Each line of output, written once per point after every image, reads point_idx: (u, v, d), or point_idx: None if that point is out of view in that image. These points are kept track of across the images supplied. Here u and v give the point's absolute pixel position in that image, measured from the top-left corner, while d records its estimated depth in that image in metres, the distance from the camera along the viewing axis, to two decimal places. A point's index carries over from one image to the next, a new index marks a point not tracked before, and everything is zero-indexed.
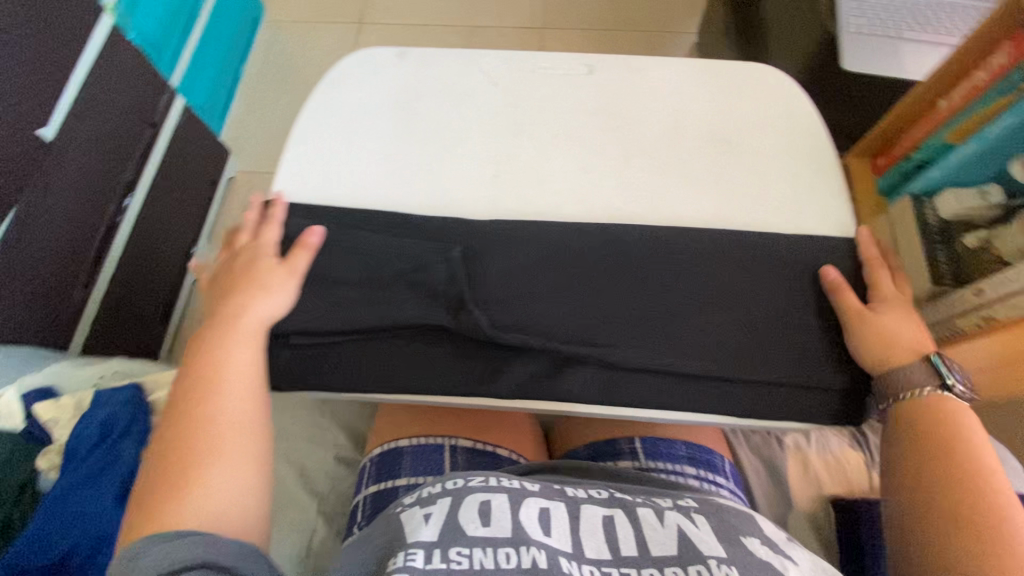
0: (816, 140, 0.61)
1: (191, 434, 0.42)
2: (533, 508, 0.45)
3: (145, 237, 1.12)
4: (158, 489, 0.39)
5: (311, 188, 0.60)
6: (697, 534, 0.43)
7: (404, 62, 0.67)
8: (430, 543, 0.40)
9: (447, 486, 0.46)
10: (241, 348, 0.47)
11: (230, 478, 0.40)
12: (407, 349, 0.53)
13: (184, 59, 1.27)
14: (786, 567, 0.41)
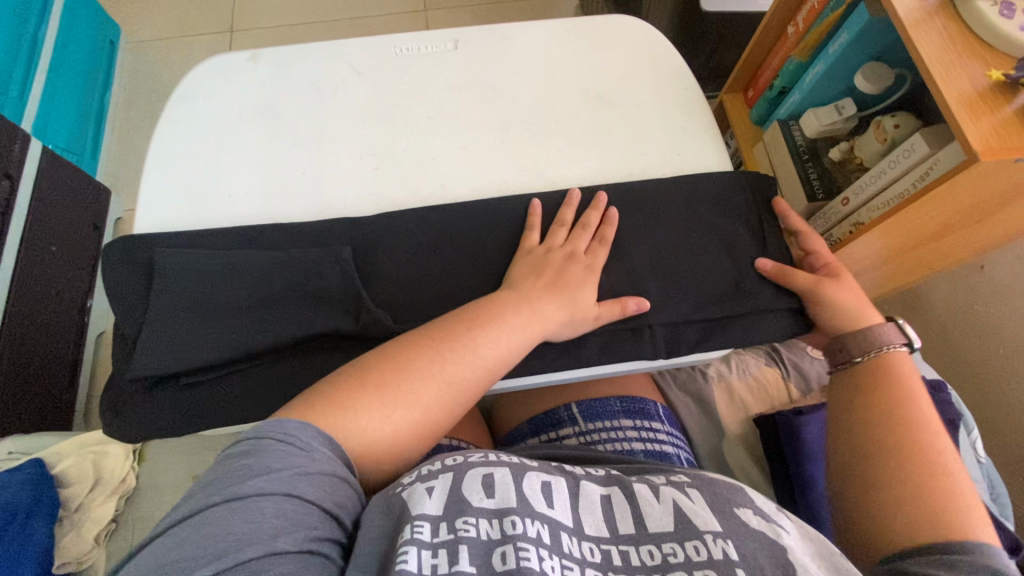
0: (685, 83, 0.63)
1: (387, 373, 0.44)
2: (535, 481, 0.44)
3: (28, 298, 1.02)
4: (324, 407, 0.42)
5: (179, 215, 0.56)
6: (693, 507, 0.43)
7: (258, 66, 0.63)
8: (435, 517, 0.40)
9: (445, 464, 0.45)
10: (516, 332, 0.48)
11: (382, 413, 0.43)
12: (312, 363, 0.51)
13: (33, 98, 1.15)
14: (780, 536, 0.41)
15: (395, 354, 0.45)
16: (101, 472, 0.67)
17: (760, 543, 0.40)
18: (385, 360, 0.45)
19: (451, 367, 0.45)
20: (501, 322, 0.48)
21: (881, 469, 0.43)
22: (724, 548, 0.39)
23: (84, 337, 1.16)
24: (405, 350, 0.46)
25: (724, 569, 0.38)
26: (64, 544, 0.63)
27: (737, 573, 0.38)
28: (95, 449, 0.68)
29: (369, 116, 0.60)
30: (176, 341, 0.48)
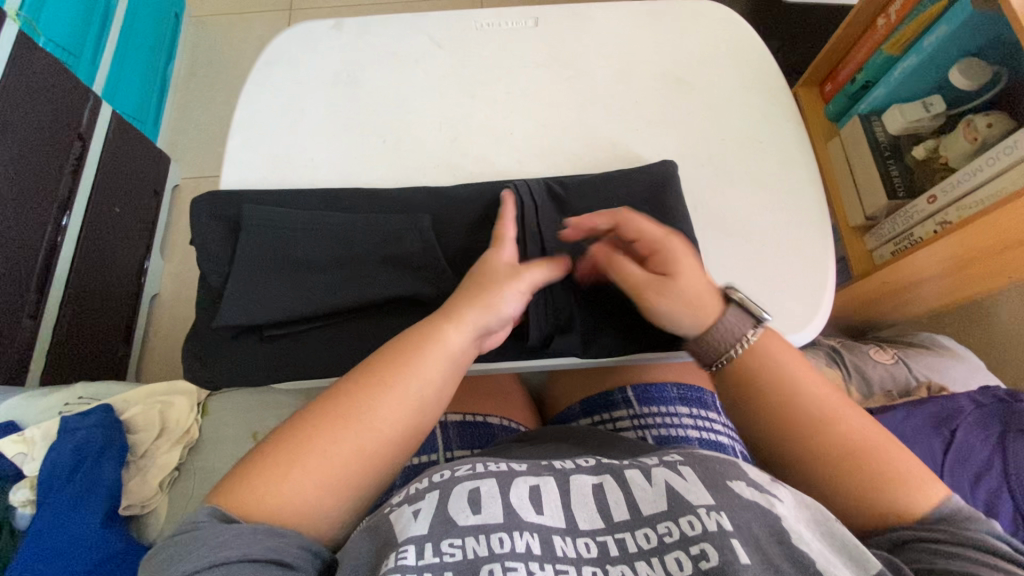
0: (766, 71, 0.61)
1: (302, 448, 0.38)
2: (522, 488, 0.42)
3: (91, 257, 1.06)
4: (262, 468, 0.38)
5: (263, 176, 0.57)
6: (685, 485, 0.40)
7: (342, 35, 0.64)
8: (421, 538, 0.39)
9: (433, 480, 0.43)
10: (441, 356, 0.43)
11: (311, 492, 0.37)
12: (385, 325, 0.52)
13: (106, 65, 1.19)
14: (773, 505, 0.39)
15: (316, 415, 0.40)
16: (166, 421, 0.69)
17: (755, 513, 0.38)
18: (312, 415, 0.40)
19: (374, 422, 0.40)
20: (443, 354, 0.43)
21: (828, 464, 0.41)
22: (719, 520, 0.37)
23: (140, 298, 1.20)
24: (324, 407, 0.40)
25: (721, 543, 0.36)
26: (131, 487, 0.66)
27: (733, 545, 0.36)
28: (161, 399, 0.71)
29: (449, 89, 0.61)
30: (259, 295, 0.50)
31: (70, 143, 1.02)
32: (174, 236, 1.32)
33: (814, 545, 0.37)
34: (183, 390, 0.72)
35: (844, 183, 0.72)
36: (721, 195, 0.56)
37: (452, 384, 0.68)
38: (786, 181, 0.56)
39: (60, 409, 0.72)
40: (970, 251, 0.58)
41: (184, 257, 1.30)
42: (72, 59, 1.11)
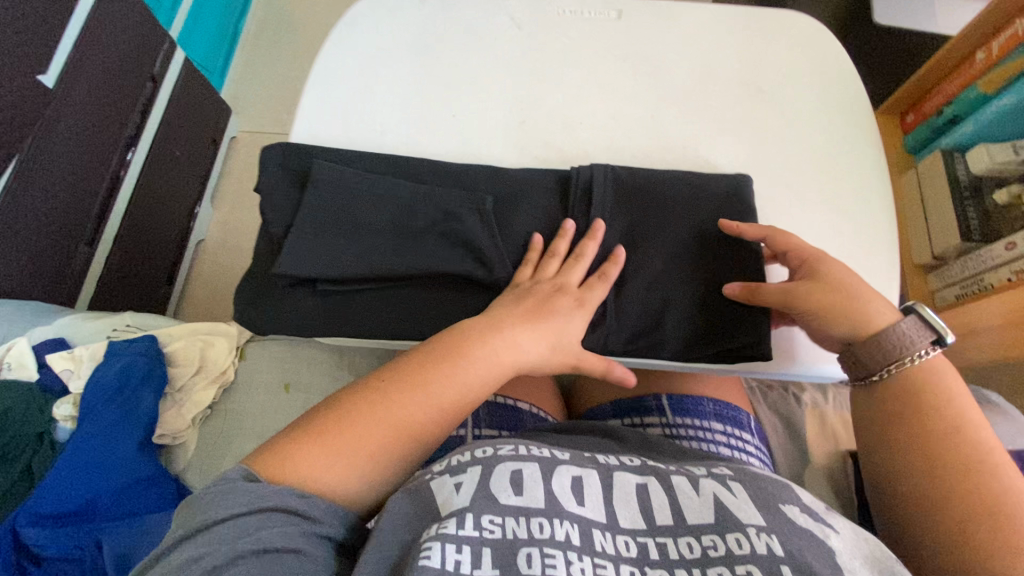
0: (852, 91, 0.59)
1: (333, 433, 0.41)
2: (565, 476, 0.43)
3: (147, 194, 1.09)
4: (310, 439, 0.41)
5: (332, 134, 0.58)
6: (734, 501, 0.41)
7: (422, 5, 0.64)
8: (463, 509, 0.39)
9: (475, 454, 0.44)
10: (486, 354, 0.46)
11: (340, 469, 0.40)
12: (435, 296, 0.53)
13: (185, 10, 1.21)
14: (827, 536, 0.39)
15: (345, 406, 0.43)
16: (205, 359, 0.71)
17: (808, 541, 0.38)
18: (340, 405, 0.43)
19: (397, 415, 0.43)
20: (470, 358, 0.46)
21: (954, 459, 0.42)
22: (768, 543, 0.37)
23: (187, 240, 1.24)
24: (354, 399, 0.43)
25: (769, 566, 0.36)
26: (167, 417, 0.69)
27: (782, 571, 0.36)
28: (204, 337, 0.73)
29: (522, 70, 0.61)
30: (319, 254, 0.51)
31: (143, 83, 1.05)
32: (225, 185, 1.35)
33: None
34: (225, 332, 0.74)
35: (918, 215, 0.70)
36: (788, 213, 0.54)
37: None
38: (857, 208, 0.55)
39: (108, 334, 0.75)
40: None
41: (233, 207, 1.33)
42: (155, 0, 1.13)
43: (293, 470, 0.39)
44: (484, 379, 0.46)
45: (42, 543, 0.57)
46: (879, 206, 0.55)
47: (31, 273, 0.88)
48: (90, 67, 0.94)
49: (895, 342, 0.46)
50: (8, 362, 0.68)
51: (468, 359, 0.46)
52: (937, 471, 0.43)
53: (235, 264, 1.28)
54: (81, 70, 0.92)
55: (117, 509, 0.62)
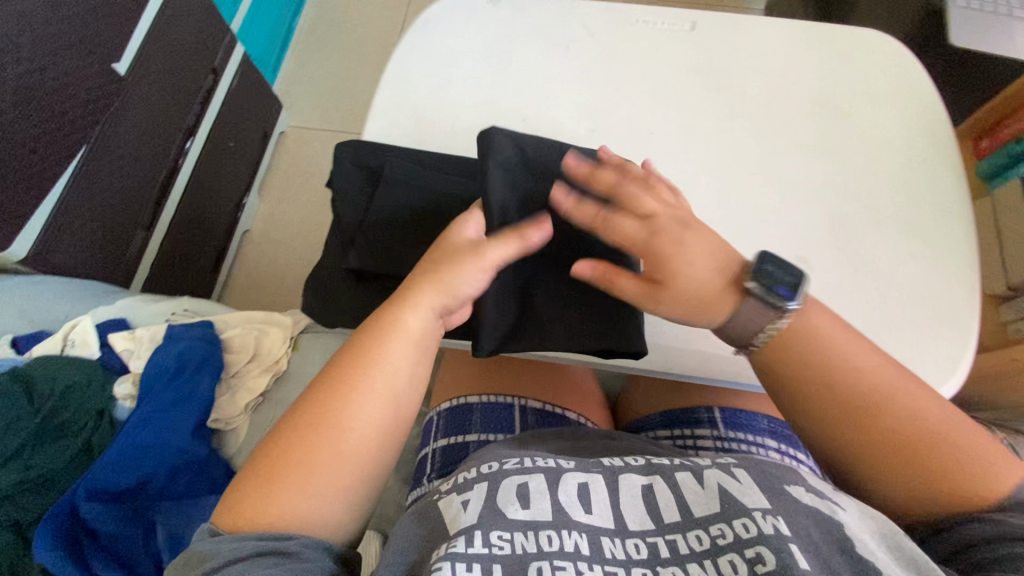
0: (932, 114, 0.58)
1: (284, 464, 0.40)
2: (570, 484, 0.42)
3: (200, 183, 1.12)
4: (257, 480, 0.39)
5: (404, 133, 0.59)
6: (739, 488, 0.40)
7: (496, 10, 0.64)
8: (470, 526, 0.39)
9: (481, 471, 0.44)
10: (409, 338, 0.45)
11: (310, 497, 0.40)
12: None
13: (245, 5, 1.24)
14: (835, 513, 0.39)
15: (288, 429, 0.42)
16: (259, 348, 0.73)
17: (815, 519, 0.38)
18: (282, 429, 0.42)
19: (337, 420, 0.41)
20: (389, 349, 0.44)
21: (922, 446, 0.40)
22: (775, 524, 0.37)
23: (234, 230, 1.27)
24: (293, 421, 0.42)
25: (778, 546, 0.35)
26: (221, 403, 0.70)
27: (790, 548, 0.35)
28: (259, 326, 0.74)
29: (595, 78, 0.61)
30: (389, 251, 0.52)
31: (204, 75, 1.08)
32: (272, 178, 1.38)
33: (882, 558, 0.36)
34: (279, 323, 0.75)
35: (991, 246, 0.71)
36: (863, 235, 0.53)
37: (535, 372, 0.68)
38: (935, 233, 0.53)
39: (167, 317, 0.77)
40: None
41: (279, 200, 1.36)
42: None
43: (256, 515, 0.38)
44: (416, 354, 0.45)
45: (99, 520, 0.58)
46: (957, 233, 0.53)
47: (93, 255, 0.91)
48: (157, 57, 0.97)
49: (748, 320, 0.43)
50: (72, 338, 0.69)
51: (388, 346, 0.44)
52: (908, 465, 0.41)
53: (280, 256, 1.30)
54: (150, 60, 0.95)
55: (169, 489, 0.63)
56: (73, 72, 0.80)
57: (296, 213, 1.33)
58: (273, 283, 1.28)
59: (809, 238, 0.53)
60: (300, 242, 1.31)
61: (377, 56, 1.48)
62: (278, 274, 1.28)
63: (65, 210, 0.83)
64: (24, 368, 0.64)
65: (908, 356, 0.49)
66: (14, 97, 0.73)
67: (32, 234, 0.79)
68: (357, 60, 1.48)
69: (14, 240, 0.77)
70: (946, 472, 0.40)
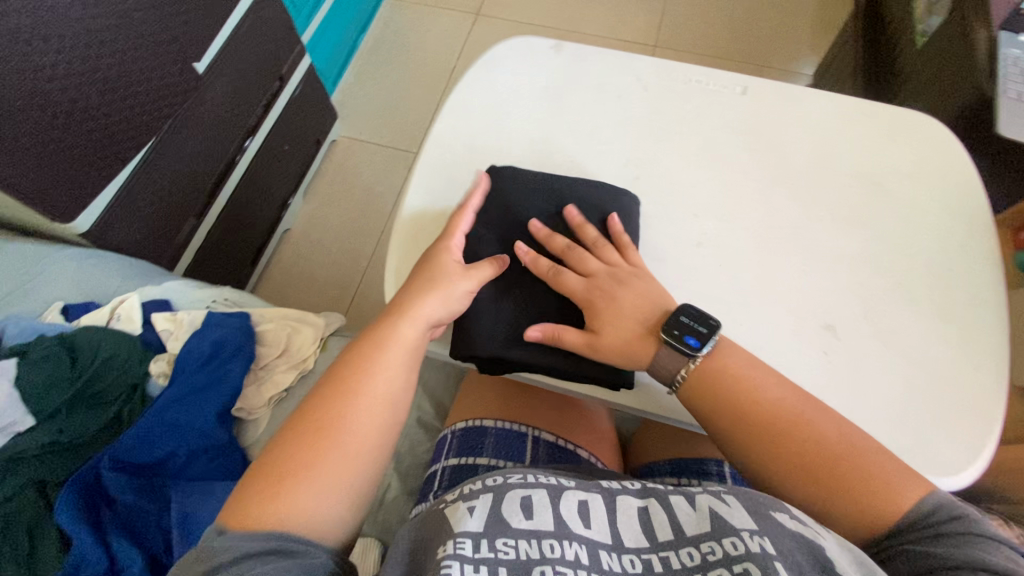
0: (974, 202, 0.59)
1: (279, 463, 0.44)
2: (571, 501, 0.46)
3: (253, 179, 1.18)
4: (292, 464, 0.43)
5: (458, 161, 0.63)
6: (727, 510, 0.43)
7: (557, 56, 0.68)
8: (477, 532, 0.42)
9: (486, 483, 0.47)
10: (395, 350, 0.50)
11: (326, 495, 0.43)
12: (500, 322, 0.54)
13: (317, 22, 1.32)
14: (818, 540, 0.40)
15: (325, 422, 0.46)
16: (289, 345, 0.76)
17: (798, 544, 0.39)
18: (313, 415, 0.46)
19: (348, 418, 0.46)
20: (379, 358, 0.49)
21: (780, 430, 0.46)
22: (762, 544, 0.39)
23: (276, 228, 1.32)
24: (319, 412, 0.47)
25: (765, 565, 0.37)
26: (247, 393, 0.73)
27: (776, 568, 0.37)
28: (292, 324, 0.78)
29: (644, 130, 0.63)
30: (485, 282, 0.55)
31: (271, 81, 1.15)
32: (318, 183, 1.44)
33: None
34: (311, 323, 0.78)
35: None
36: (894, 312, 0.53)
37: (550, 404, 0.69)
38: (968, 317, 0.53)
39: (207, 304, 0.81)
40: None
41: (322, 204, 1.41)
42: (296, 11, 1.23)
43: (285, 493, 0.42)
44: (405, 367, 0.50)
45: (117, 489, 0.60)
46: (989, 319, 0.53)
47: (144, 237, 0.95)
48: (232, 61, 1.03)
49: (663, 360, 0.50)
50: (118, 313, 0.73)
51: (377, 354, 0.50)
52: (764, 445, 0.47)
53: (314, 258, 1.35)
54: (224, 63, 1.02)
55: (188, 468, 0.65)
56: (154, 67, 0.86)
57: (337, 218, 1.39)
58: (305, 283, 1.32)
59: (840, 308, 0.54)
60: (336, 246, 1.36)
61: (433, 80, 1.55)
62: (311, 275, 1.33)
63: (126, 192, 0.89)
64: (71, 333, 0.68)
65: (932, 438, 0.48)
66: (102, 82, 0.79)
67: (96, 211, 0.84)
68: (412, 81, 1.55)
69: (80, 213, 0.82)
70: (800, 455, 0.45)
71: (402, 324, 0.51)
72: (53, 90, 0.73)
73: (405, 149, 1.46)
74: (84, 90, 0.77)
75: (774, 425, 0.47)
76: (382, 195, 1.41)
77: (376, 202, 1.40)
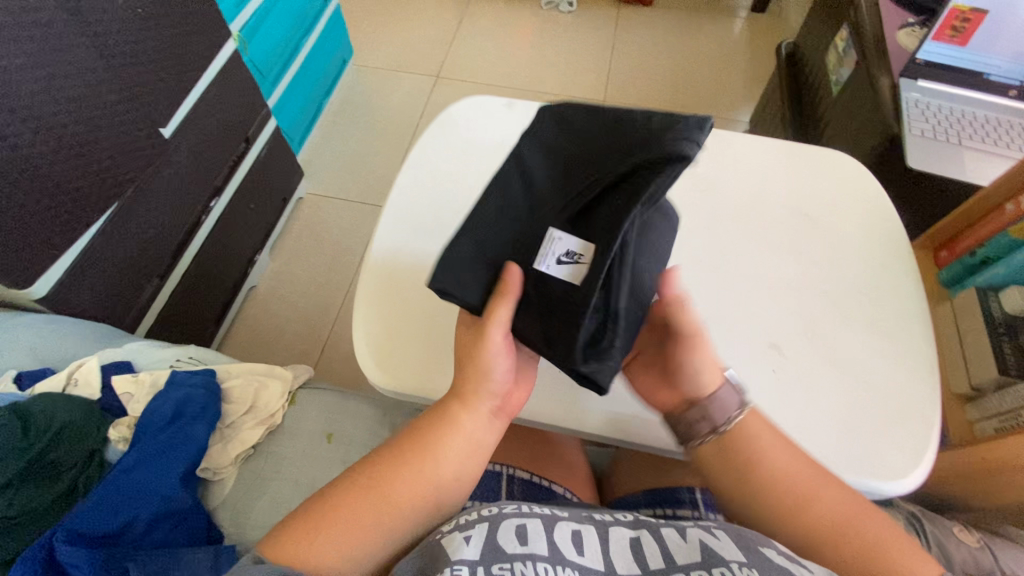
0: (890, 226, 0.65)
1: (336, 511, 0.48)
2: (565, 530, 0.46)
3: (218, 238, 1.19)
4: (316, 524, 0.47)
5: (422, 211, 0.66)
6: (718, 544, 0.44)
7: (508, 113, 0.74)
8: (473, 562, 0.43)
9: (483, 511, 0.47)
10: (453, 449, 0.52)
11: (367, 536, 0.48)
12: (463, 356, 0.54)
13: (281, 86, 1.37)
14: (803, 572, 0.42)
15: (362, 485, 0.50)
16: (257, 400, 0.75)
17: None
18: (377, 484, 0.50)
19: (395, 491, 0.50)
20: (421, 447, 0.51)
21: (801, 504, 0.49)
22: None
23: (241, 286, 1.31)
24: (366, 480, 0.51)
25: None
26: (213, 452, 0.72)
27: None
28: (259, 378, 0.77)
29: None
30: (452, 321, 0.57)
31: (238, 143, 1.18)
32: (284, 240, 1.45)
33: None
34: (280, 376, 0.78)
35: (976, 345, 0.75)
36: (831, 327, 0.58)
37: (523, 442, 0.70)
38: (896, 327, 0.58)
39: (171, 363, 0.79)
40: None
41: (289, 260, 1.42)
42: (261, 76, 1.28)
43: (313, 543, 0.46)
44: (461, 463, 0.53)
45: (71, 562, 0.56)
46: (916, 329, 0.58)
47: (106, 300, 0.94)
48: (199, 125, 1.07)
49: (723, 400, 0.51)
50: (76, 379, 0.71)
51: (446, 439, 0.52)
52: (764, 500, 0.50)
53: (281, 314, 1.34)
54: (192, 126, 1.05)
55: (149, 536, 0.61)
56: (120, 131, 0.88)
57: (305, 273, 1.40)
58: (271, 339, 1.30)
59: (784, 328, 0.58)
60: (304, 301, 1.36)
61: (397, 137, 1.62)
62: (279, 331, 1.32)
63: (88, 254, 0.88)
64: (24, 404, 0.66)
65: (878, 444, 0.52)
66: (64, 148, 0.80)
67: (54, 276, 0.83)
68: (376, 139, 1.62)
69: (36, 279, 0.81)
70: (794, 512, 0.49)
71: (467, 421, 0.53)
72: (15, 157, 0.74)
73: (372, 204, 1.50)
74: (50, 155, 0.78)
75: (828, 527, 0.48)
76: (350, 248, 1.43)
77: (344, 255, 1.42)
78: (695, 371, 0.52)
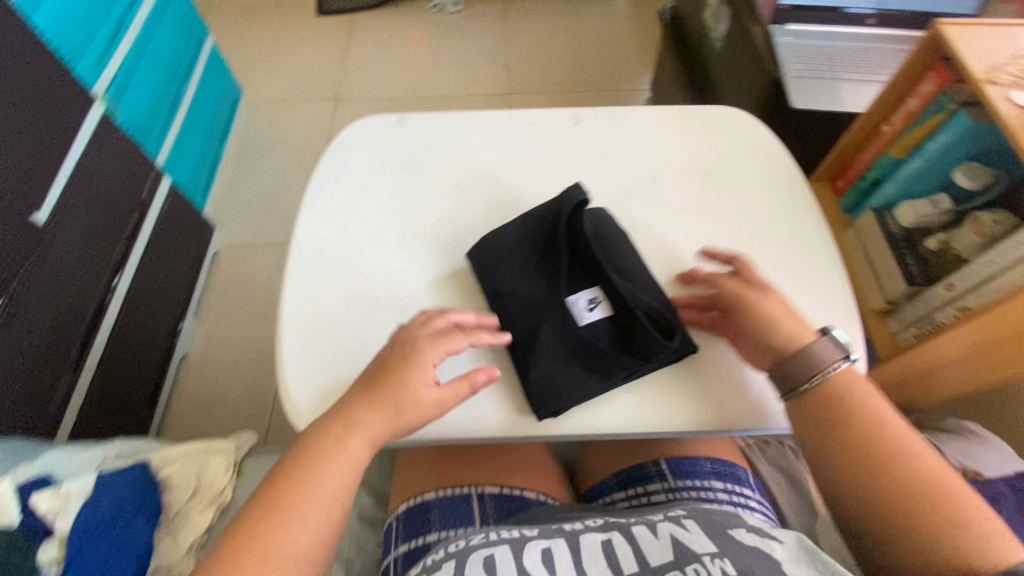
0: (785, 169, 0.68)
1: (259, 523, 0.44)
2: (535, 551, 0.45)
3: (131, 315, 1.10)
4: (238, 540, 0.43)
5: (331, 248, 0.63)
6: (688, 537, 0.45)
7: (401, 129, 0.72)
8: None
9: (449, 549, 0.45)
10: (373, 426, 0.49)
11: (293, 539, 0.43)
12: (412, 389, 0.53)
13: (168, 141, 1.29)
14: (772, 548, 0.44)
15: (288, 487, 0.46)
16: (202, 481, 0.73)
17: (755, 556, 0.43)
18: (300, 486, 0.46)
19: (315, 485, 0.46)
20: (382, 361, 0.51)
21: (892, 457, 0.45)
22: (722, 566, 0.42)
23: (170, 359, 1.23)
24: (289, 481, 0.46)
25: None
26: (162, 548, 0.67)
27: None
28: (199, 458, 0.75)
29: (499, 175, 0.68)
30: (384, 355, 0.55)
31: (131, 211, 1.10)
32: (209, 299, 1.37)
33: None
34: (219, 452, 0.77)
35: (882, 263, 0.79)
36: None
37: (488, 456, 0.68)
38: (809, 264, 0.61)
39: (97, 463, 0.72)
40: (991, 334, 0.65)
41: (219, 319, 1.34)
42: (142, 135, 1.20)
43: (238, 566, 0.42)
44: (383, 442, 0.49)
45: None
46: (828, 262, 0.61)
47: (12, 411, 0.85)
48: (80, 201, 0.98)
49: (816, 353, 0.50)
50: None
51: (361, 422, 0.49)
52: (843, 444, 0.47)
53: (221, 378, 1.27)
54: (71, 204, 0.97)
55: None
56: None
57: (239, 329, 1.32)
58: (217, 406, 1.23)
59: None
60: (244, 358, 1.29)
61: (306, 170, 1.56)
62: (224, 395, 1.24)
63: None
64: None
65: None
66: None
67: None
68: (286, 176, 1.55)
69: None
70: (874, 458, 0.46)
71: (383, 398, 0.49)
72: None
73: None
74: None
75: (897, 486, 0.44)
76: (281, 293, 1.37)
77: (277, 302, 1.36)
78: (791, 326, 0.52)
